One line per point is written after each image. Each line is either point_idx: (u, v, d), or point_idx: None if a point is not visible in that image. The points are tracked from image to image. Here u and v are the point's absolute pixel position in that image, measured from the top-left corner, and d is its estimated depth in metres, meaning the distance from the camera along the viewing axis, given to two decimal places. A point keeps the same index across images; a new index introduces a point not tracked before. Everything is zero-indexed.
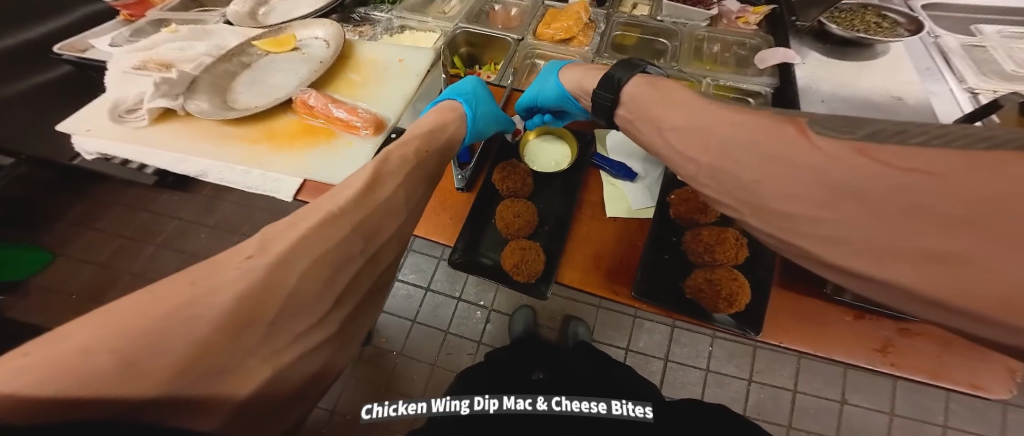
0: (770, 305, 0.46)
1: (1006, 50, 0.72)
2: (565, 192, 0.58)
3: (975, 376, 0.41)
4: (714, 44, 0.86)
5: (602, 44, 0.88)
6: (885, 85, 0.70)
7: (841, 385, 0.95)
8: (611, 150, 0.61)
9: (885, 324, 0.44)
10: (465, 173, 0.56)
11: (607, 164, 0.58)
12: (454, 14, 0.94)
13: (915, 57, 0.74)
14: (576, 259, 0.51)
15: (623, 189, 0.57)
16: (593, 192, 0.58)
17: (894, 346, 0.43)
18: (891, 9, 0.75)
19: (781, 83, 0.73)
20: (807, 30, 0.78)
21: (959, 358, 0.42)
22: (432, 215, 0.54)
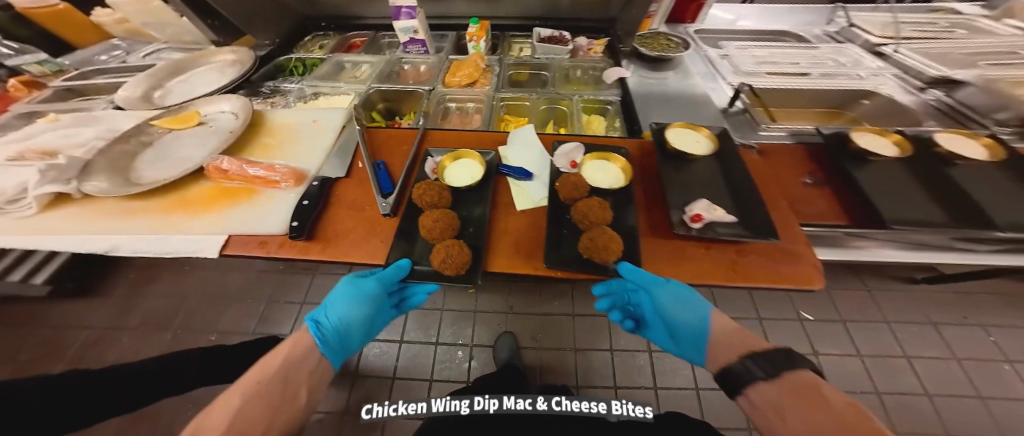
0: (645, 253, 0.59)
1: (740, 54, 1.09)
2: (480, 199, 0.69)
3: (794, 271, 0.55)
4: (577, 69, 1.14)
5: (499, 83, 1.08)
6: (683, 84, 1.00)
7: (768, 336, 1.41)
8: (513, 160, 0.76)
9: (728, 250, 0.58)
10: (389, 201, 0.64)
11: (509, 170, 0.72)
12: (366, 78, 1.06)
13: (696, 65, 1.08)
14: (498, 250, 0.60)
15: (524, 187, 0.71)
16: (503, 195, 0.70)
17: (739, 265, 0.56)
18: (674, 34, 1.13)
19: (623, 93, 0.98)
20: (628, 53, 1.12)
21: (781, 261, 0.56)
22: (364, 242, 0.60)
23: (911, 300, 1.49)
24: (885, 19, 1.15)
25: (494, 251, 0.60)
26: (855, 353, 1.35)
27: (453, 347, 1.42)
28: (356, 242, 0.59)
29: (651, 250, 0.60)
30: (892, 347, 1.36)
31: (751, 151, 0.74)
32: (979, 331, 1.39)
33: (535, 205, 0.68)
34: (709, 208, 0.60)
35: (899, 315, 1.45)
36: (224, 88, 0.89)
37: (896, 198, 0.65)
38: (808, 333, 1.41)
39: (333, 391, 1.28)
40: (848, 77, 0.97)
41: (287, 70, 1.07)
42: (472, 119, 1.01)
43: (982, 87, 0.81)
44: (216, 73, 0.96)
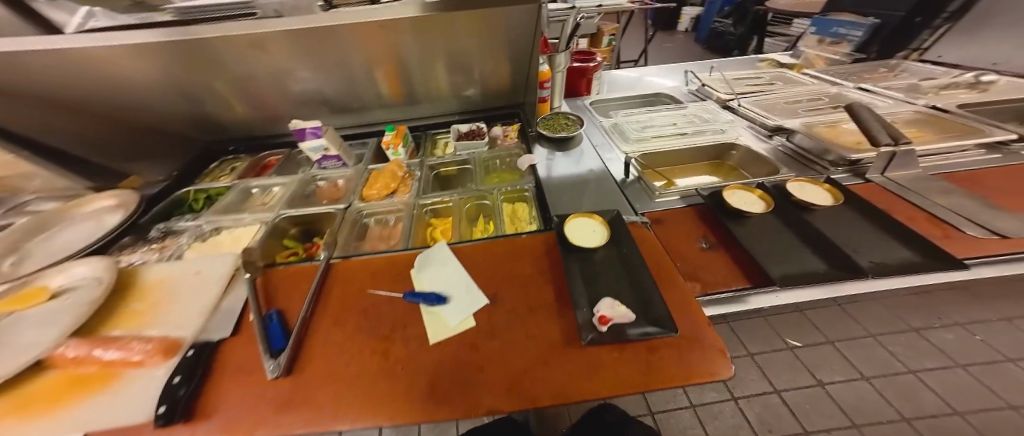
0: (568, 366, 0.55)
1: (624, 124, 1.31)
2: (384, 332, 0.64)
3: (704, 362, 0.52)
4: (498, 159, 1.23)
5: (421, 188, 1.07)
6: (586, 160, 1.14)
7: (762, 370, 1.50)
8: (427, 284, 0.71)
9: (639, 347, 0.56)
10: (280, 359, 0.57)
11: (421, 298, 0.67)
12: (274, 203, 1.00)
13: (595, 138, 1.27)
14: (407, 391, 0.53)
15: (440, 313, 0.67)
16: (413, 326, 0.65)
17: (650, 361, 0.54)
18: (570, 114, 1.31)
19: (535, 178, 1.07)
20: (536, 136, 1.26)
21: (695, 349, 0.54)
22: (247, 413, 0.50)
23: (881, 309, 1.63)
24: (721, 78, 1.52)
25: (388, 398, 0.52)
26: (858, 375, 1.41)
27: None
28: (236, 417, 0.49)
29: (564, 362, 0.56)
30: (891, 363, 1.44)
31: (640, 229, 0.81)
32: (963, 331, 1.50)
33: (451, 332, 0.64)
34: (612, 305, 0.61)
35: (881, 328, 1.56)
36: (104, 237, 0.82)
37: (785, 259, 0.70)
38: (805, 363, 1.49)
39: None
40: (712, 132, 1.20)
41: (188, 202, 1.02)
42: (394, 234, 0.94)
43: (807, 133, 1.03)
44: (88, 224, 0.85)
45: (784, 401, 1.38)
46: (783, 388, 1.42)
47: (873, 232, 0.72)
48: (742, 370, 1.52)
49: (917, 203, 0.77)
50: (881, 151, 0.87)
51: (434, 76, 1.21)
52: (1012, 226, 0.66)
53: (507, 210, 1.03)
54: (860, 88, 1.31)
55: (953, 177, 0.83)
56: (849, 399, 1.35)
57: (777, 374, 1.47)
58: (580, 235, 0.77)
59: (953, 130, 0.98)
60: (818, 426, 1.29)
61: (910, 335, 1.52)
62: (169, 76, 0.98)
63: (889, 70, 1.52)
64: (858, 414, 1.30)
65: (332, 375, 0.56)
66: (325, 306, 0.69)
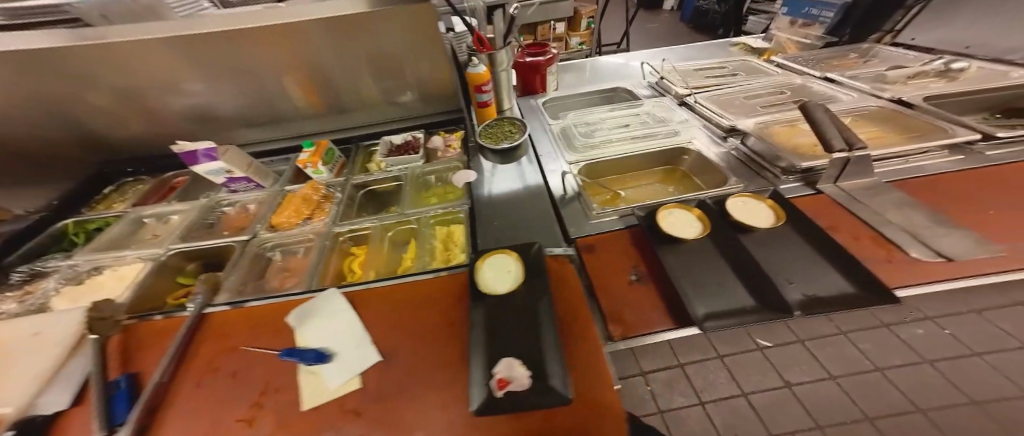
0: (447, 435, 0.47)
1: (573, 127, 1.22)
2: (248, 400, 0.55)
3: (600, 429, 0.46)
4: (433, 175, 1.10)
5: (338, 214, 0.95)
6: (526, 173, 1.05)
7: None
8: (312, 338, 0.63)
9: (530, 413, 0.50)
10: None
11: (299, 355, 0.59)
12: (167, 236, 0.89)
13: (543, 146, 1.17)
14: None
15: (321, 373, 0.59)
16: (285, 389, 0.56)
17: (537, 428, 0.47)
18: (515, 119, 1.19)
19: (470, 199, 0.97)
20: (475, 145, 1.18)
21: (592, 415, 0.48)
22: None
23: None
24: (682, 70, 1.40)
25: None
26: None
27: None
28: None
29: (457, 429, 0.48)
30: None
31: (561, 263, 0.75)
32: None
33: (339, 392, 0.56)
34: (512, 365, 0.54)
35: None
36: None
37: (709, 291, 0.64)
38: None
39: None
40: (665, 135, 1.10)
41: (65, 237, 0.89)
42: (296, 272, 0.83)
43: (760, 137, 0.94)
44: None
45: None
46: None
47: (809, 257, 0.64)
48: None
49: (867, 220, 0.68)
50: (834, 157, 0.78)
51: (358, 81, 1.07)
52: (957, 246, 0.59)
53: (440, 235, 0.93)
54: (826, 76, 1.20)
55: (906, 185, 0.74)
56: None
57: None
58: (494, 276, 0.68)
59: (913, 130, 0.89)
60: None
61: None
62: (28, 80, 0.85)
63: (858, 55, 1.42)
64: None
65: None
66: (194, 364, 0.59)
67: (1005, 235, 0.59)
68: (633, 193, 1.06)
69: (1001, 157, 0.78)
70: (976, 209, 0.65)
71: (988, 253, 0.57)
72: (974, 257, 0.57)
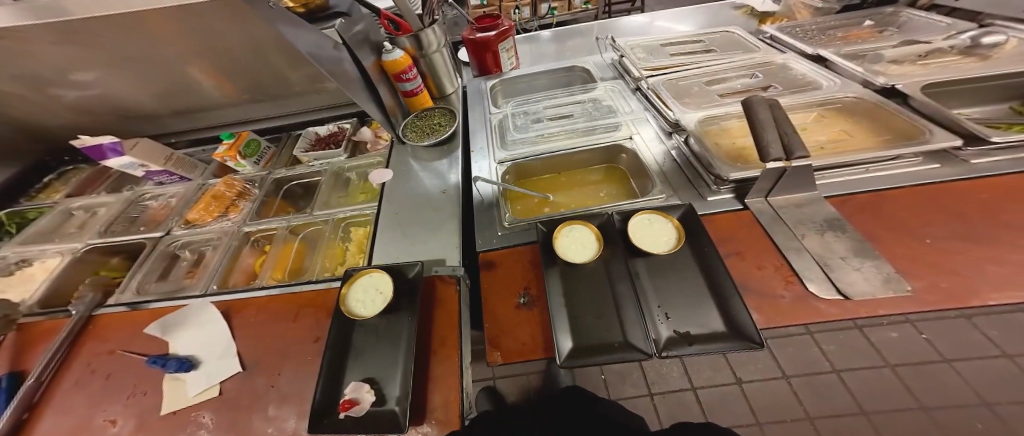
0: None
1: (513, 116, 1.12)
2: (111, 400, 0.61)
3: None
4: (355, 172, 1.05)
5: (251, 212, 0.95)
6: (447, 169, 0.97)
7: (682, 366, 1.44)
8: (180, 347, 0.67)
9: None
10: None
11: (161, 365, 0.61)
12: (89, 230, 0.96)
13: (480, 139, 1.07)
14: None
15: (184, 382, 0.62)
16: (151, 396, 0.61)
17: None
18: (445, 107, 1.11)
19: (379, 200, 0.91)
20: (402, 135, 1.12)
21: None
22: None
23: None
24: (649, 48, 1.23)
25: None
26: (780, 375, 1.34)
27: None
28: None
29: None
30: (820, 362, 1.35)
31: (444, 280, 0.71)
32: (910, 329, 1.38)
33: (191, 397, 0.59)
34: (360, 389, 0.53)
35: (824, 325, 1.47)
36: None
37: (588, 316, 0.58)
38: (730, 361, 1.42)
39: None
40: (604, 130, 0.98)
41: (4, 226, 1.01)
42: (202, 269, 0.85)
43: (700, 137, 0.80)
44: None
45: (697, 399, 1.33)
46: (699, 385, 1.36)
47: (693, 288, 0.58)
48: (664, 366, 1.46)
49: (779, 243, 0.60)
50: (767, 168, 0.64)
51: (278, 69, 0.99)
52: (864, 281, 0.50)
53: (357, 238, 0.90)
54: (817, 53, 0.95)
55: (844, 203, 0.62)
56: (763, 398, 1.29)
57: (698, 371, 1.40)
58: (358, 302, 0.66)
59: (885, 129, 0.68)
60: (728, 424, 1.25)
61: (851, 332, 1.41)
62: None
63: (873, 24, 1.05)
64: (766, 413, 1.25)
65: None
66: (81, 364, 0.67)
67: (929, 268, 0.49)
68: (565, 196, 0.95)
69: (988, 168, 0.59)
70: (912, 235, 0.54)
71: (900, 289, 0.47)
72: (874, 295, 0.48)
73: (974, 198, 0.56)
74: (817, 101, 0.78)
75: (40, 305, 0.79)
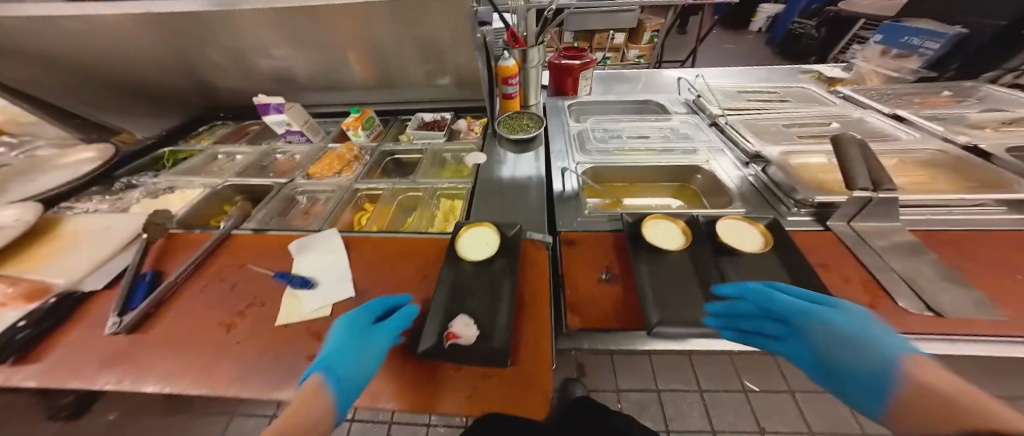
0: (409, 382, 0.56)
1: (593, 129, 1.25)
2: (234, 307, 0.66)
3: (521, 400, 0.52)
4: (451, 153, 1.22)
5: (362, 173, 1.11)
6: (532, 163, 1.11)
7: (705, 407, 1.41)
8: (301, 269, 0.73)
9: (471, 375, 0.56)
10: (123, 318, 0.62)
11: (288, 279, 0.68)
12: (229, 172, 1.12)
13: (561, 143, 1.21)
14: (235, 366, 0.55)
15: (301, 297, 0.67)
16: (271, 306, 0.66)
17: (477, 393, 0.53)
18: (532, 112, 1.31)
19: (475, 179, 1.04)
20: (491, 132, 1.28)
21: (516, 389, 0.53)
22: (90, 358, 0.57)
23: None
24: (717, 91, 1.36)
25: (220, 367, 0.55)
26: (806, 430, 1.30)
27: (368, 424, 1.42)
28: (71, 363, 0.56)
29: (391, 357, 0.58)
30: (848, 422, 1.31)
31: (535, 247, 0.80)
32: None
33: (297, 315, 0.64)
34: (466, 324, 0.58)
35: None
36: (69, 185, 0.95)
37: (677, 296, 0.64)
38: (753, 407, 1.39)
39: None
40: (683, 152, 1.07)
41: (164, 160, 1.21)
42: (314, 214, 0.95)
43: (784, 167, 0.87)
44: (70, 171, 1.02)
45: None
46: (721, 429, 1.34)
47: (781, 287, 0.63)
48: (685, 403, 1.45)
49: (867, 262, 0.64)
50: (853, 196, 0.70)
51: (407, 62, 1.20)
52: (958, 303, 0.54)
53: (444, 207, 1.02)
54: (892, 112, 1.02)
55: (928, 237, 0.66)
56: None
57: (721, 413, 1.38)
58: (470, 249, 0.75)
59: (971, 180, 0.73)
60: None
61: None
62: (176, 51, 1.12)
63: (951, 95, 1.11)
64: None
65: (173, 339, 0.60)
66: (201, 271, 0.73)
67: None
68: (636, 203, 1.05)
69: None
70: (1003, 270, 0.57)
71: (991, 314, 0.52)
72: (971, 316, 0.52)
73: None
74: (898, 150, 0.82)
75: (182, 223, 0.88)
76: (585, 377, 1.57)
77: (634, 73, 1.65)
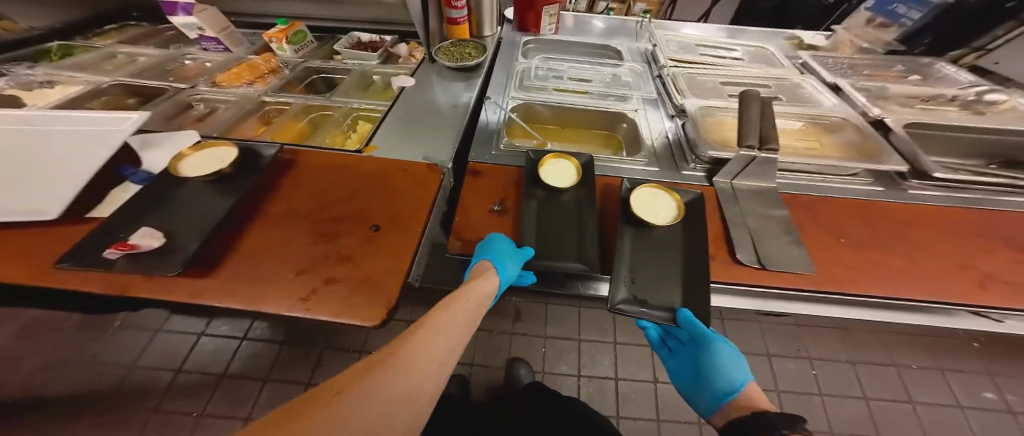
0: (238, 277, 0.51)
1: (537, 67, 1.17)
2: (37, 183, 0.55)
3: (365, 305, 0.48)
4: (378, 75, 1.14)
5: (275, 86, 1.02)
6: (461, 93, 1.04)
7: (614, 358, 1.56)
8: (144, 163, 0.62)
9: (318, 278, 0.52)
10: None
11: (127, 172, 0.60)
12: (120, 71, 0.99)
13: (497, 77, 1.14)
14: (23, 253, 0.48)
15: (127, 192, 0.58)
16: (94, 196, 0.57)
17: (316, 293, 0.50)
18: (478, 42, 1.20)
19: (393, 103, 0.99)
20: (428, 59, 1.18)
21: (359, 294, 0.50)
22: None
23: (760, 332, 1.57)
24: (678, 43, 1.26)
25: (12, 253, 0.48)
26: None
27: (305, 347, 1.46)
28: None
29: (225, 253, 0.54)
30: None
31: (428, 169, 0.75)
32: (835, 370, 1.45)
33: (63, 203, 0.51)
34: (151, 236, 0.51)
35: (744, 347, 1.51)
36: None
37: (551, 233, 0.66)
38: (653, 361, 1.55)
39: (144, 381, 1.32)
40: (614, 98, 1.03)
41: (50, 55, 1.04)
42: (208, 121, 0.88)
43: (697, 123, 0.82)
44: None
45: (616, 388, 1.47)
46: (622, 376, 1.50)
47: (647, 227, 0.65)
48: (599, 353, 1.59)
49: (725, 216, 0.66)
50: (739, 153, 0.69)
51: None
52: (781, 259, 0.57)
53: (359, 131, 0.97)
54: (832, 81, 0.98)
55: (793, 200, 0.68)
56: (670, 398, 1.44)
57: (625, 364, 1.54)
58: (194, 162, 0.64)
59: (856, 149, 0.73)
60: (631, 414, 1.41)
61: None
62: None
63: (902, 70, 1.07)
64: (667, 412, 1.41)
65: None
66: None
67: (831, 261, 0.57)
68: (560, 146, 1.02)
69: (916, 197, 0.66)
70: (831, 233, 0.61)
71: (805, 268, 0.56)
72: (782, 269, 0.56)
73: (896, 217, 0.63)
74: (810, 115, 0.81)
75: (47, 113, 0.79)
76: (518, 323, 1.68)
77: (633, 24, 1.46)
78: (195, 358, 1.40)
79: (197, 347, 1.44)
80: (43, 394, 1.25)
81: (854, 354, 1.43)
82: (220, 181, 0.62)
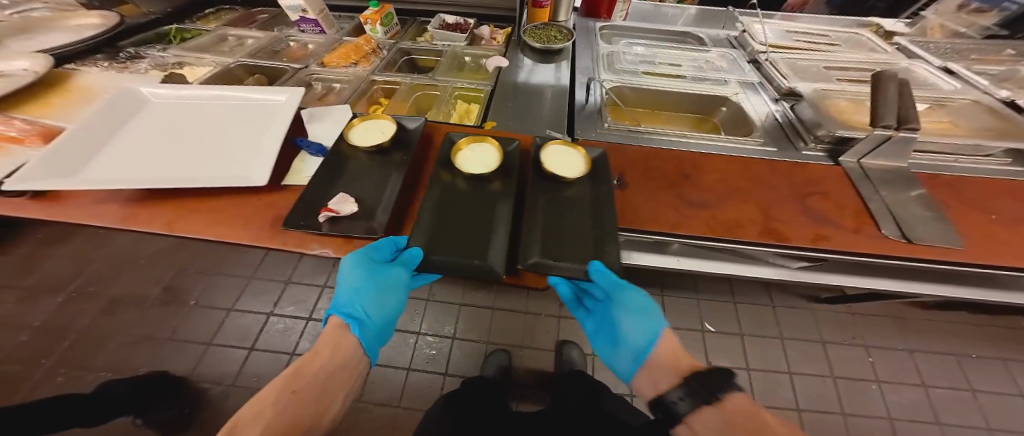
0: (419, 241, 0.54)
1: (623, 50, 1.19)
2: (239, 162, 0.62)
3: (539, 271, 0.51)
4: (468, 56, 1.17)
5: (380, 66, 1.07)
6: (557, 75, 1.07)
7: None
8: (317, 138, 0.69)
9: None
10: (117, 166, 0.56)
11: (306, 144, 0.66)
12: (238, 53, 1.05)
13: (585, 59, 1.15)
14: (246, 216, 0.53)
15: (310, 163, 0.64)
16: (282, 168, 0.64)
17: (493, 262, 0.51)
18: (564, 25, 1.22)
19: (495, 85, 1.02)
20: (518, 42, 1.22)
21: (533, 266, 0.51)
22: (98, 205, 0.53)
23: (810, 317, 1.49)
24: (764, 27, 1.25)
25: (238, 215, 0.53)
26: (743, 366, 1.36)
27: None
28: (79, 206, 0.52)
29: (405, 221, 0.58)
30: (778, 362, 1.36)
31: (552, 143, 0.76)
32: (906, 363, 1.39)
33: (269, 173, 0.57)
34: (345, 201, 0.55)
35: (798, 334, 1.44)
36: (72, 44, 0.90)
37: (456, 227, 0.55)
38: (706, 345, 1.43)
39: (221, 359, 1.35)
40: (711, 81, 1.03)
41: (170, 37, 1.11)
42: (333, 98, 0.94)
43: (815, 103, 0.83)
44: (70, 33, 0.97)
45: None
46: None
47: (792, 197, 0.67)
48: None
49: (862, 192, 0.67)
50: (873, 133, 0.69)
51: None
52: (945, 238, 0.57)
53: (460, 108, 1.00)
54: (941, 64, 0.96)
55: (931, 179, 0.69)
56: None
57: None
58: (361, 132, 0.69)
59: (994, 130, 0.72)
60: None
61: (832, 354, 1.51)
62: None
63: (1010, 55, 1.04)
64: None
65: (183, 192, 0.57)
66: (170, 140, 0.65)
67: (996, 240, 0.57)
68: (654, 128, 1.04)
69: None
70: (981, 211, 0.62)
71: (969, 245, 0.56)
72: (935, 243, 0.56)
73: None
74: (930, 98, 0.81)
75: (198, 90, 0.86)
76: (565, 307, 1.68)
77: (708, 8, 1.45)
78: (266, 337, 1.41)
79: (267, 326, 1.44)
80: (138, 359, 1.30)
81: (911, 342, 1.41)
82: (379, 153, 0.66)
